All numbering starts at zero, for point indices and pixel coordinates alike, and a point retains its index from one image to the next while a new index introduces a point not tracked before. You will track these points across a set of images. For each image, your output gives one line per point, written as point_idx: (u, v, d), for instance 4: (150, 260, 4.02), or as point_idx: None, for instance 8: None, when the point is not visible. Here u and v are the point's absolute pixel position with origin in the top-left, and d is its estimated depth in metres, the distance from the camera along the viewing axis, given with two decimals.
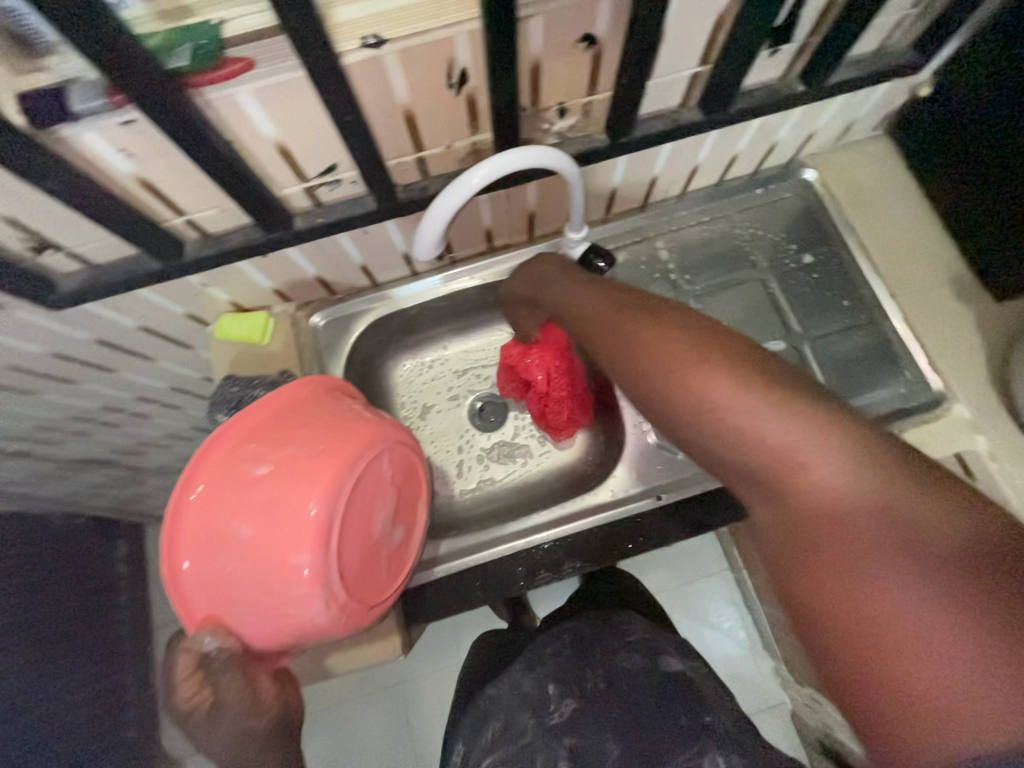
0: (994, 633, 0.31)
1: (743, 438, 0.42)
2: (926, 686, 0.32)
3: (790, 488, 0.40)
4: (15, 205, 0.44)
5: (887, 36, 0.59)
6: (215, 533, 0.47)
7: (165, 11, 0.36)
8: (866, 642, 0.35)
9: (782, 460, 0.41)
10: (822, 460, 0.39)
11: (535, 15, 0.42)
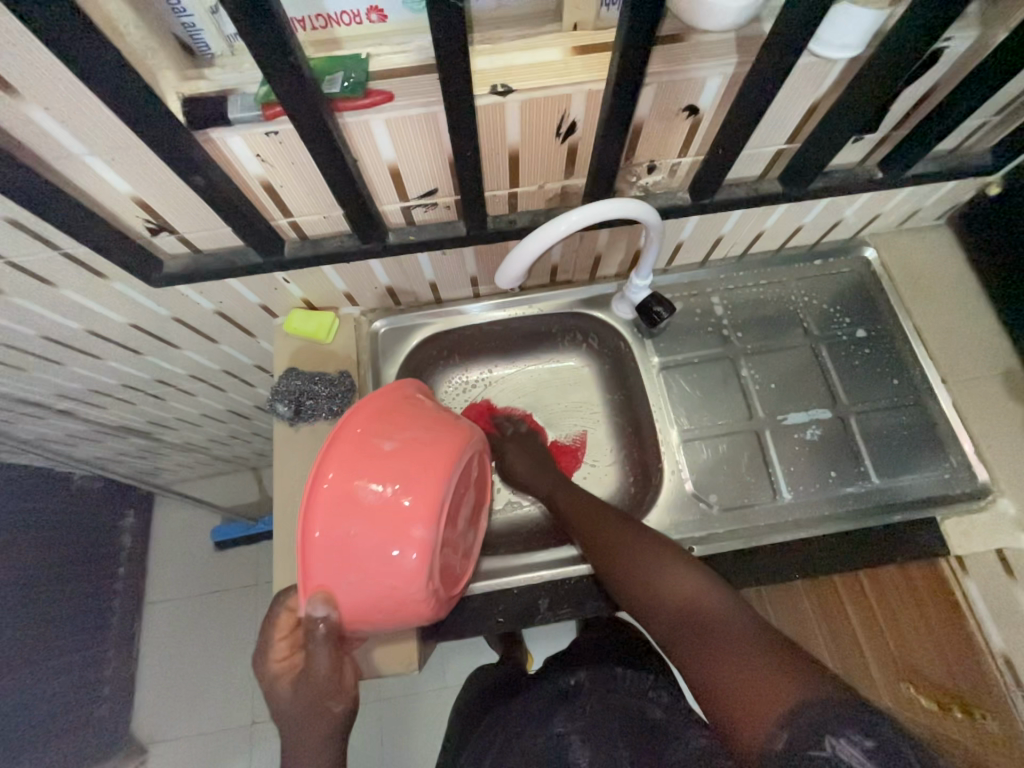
0: (768, 652, 0.43)
1: (614, 568, 0.58)
2: (737, 695, 0.41)
3: (643, 597, 0.54)
4: (150, 190, 0.49)
5: (966, 137, 0.62)
6: (348, 500, 0.49)
7: (318, 41, 0.44)
8: (725, 674, 0.43)
9: (634, 575, 0.56)
10: (659, 570, 0.55)
11: (650, 86, 0.46)
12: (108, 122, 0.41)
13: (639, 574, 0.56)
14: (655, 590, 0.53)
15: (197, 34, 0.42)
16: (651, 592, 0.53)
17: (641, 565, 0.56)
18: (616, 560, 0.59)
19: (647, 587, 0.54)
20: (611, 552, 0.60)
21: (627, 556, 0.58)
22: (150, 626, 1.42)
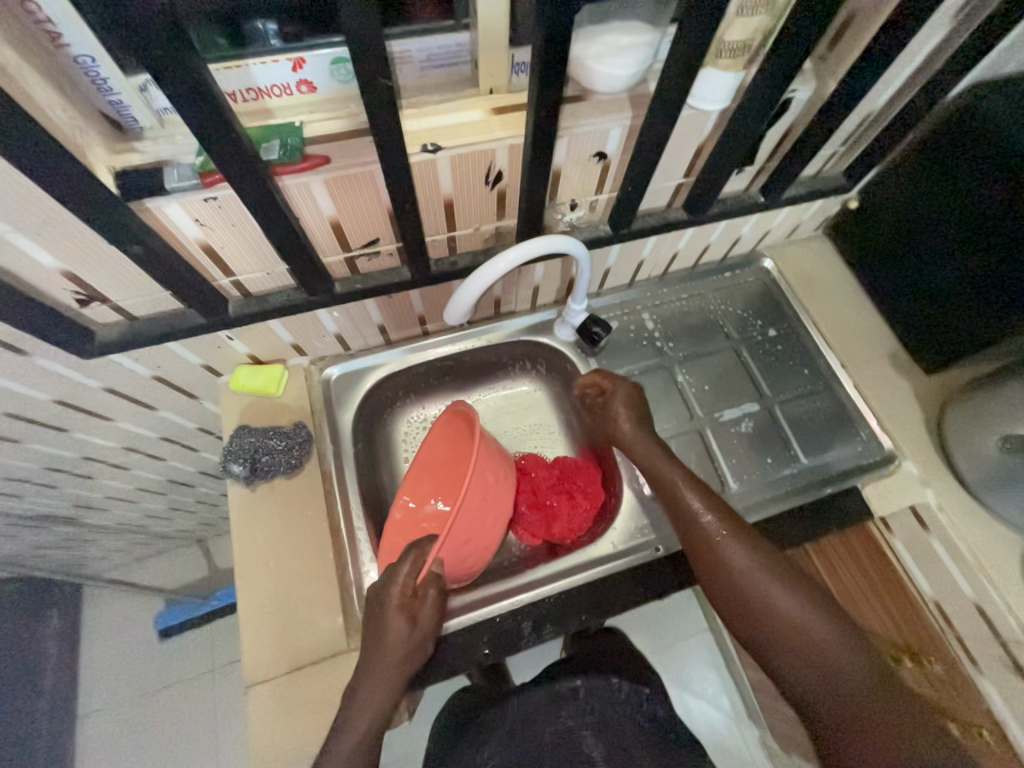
0: (898, 708, 0.49)
1: (748, 598, 0.57)
2: (862, 742, 0.48)
3: (770, 626, 0.55)
4: (81, 263, 0.48)
5: (822, 164, 0.75)
6: (481, 482, 0.64)
7: (251, 111, 0.46)
8: (866, 720, 0.49)
9: (778, 612, 0.55)
10: (786, 591, 0.56)
11: (563, 138, 0.52)
12: (36, 201, 0.40)
13: (785, 608, 0.55)
14: (808, 630, 0.54)
15: (124, 109, 0.43)
16: (793, 625, 0.54)
17: (787, 600, 0.55)
18: (750, 589, 0.57)
19: (794, 625, 0.54)
20: (750, 583, 0.57)
21: (770, 593, 0.56)
22: (88, 740, 1.24)
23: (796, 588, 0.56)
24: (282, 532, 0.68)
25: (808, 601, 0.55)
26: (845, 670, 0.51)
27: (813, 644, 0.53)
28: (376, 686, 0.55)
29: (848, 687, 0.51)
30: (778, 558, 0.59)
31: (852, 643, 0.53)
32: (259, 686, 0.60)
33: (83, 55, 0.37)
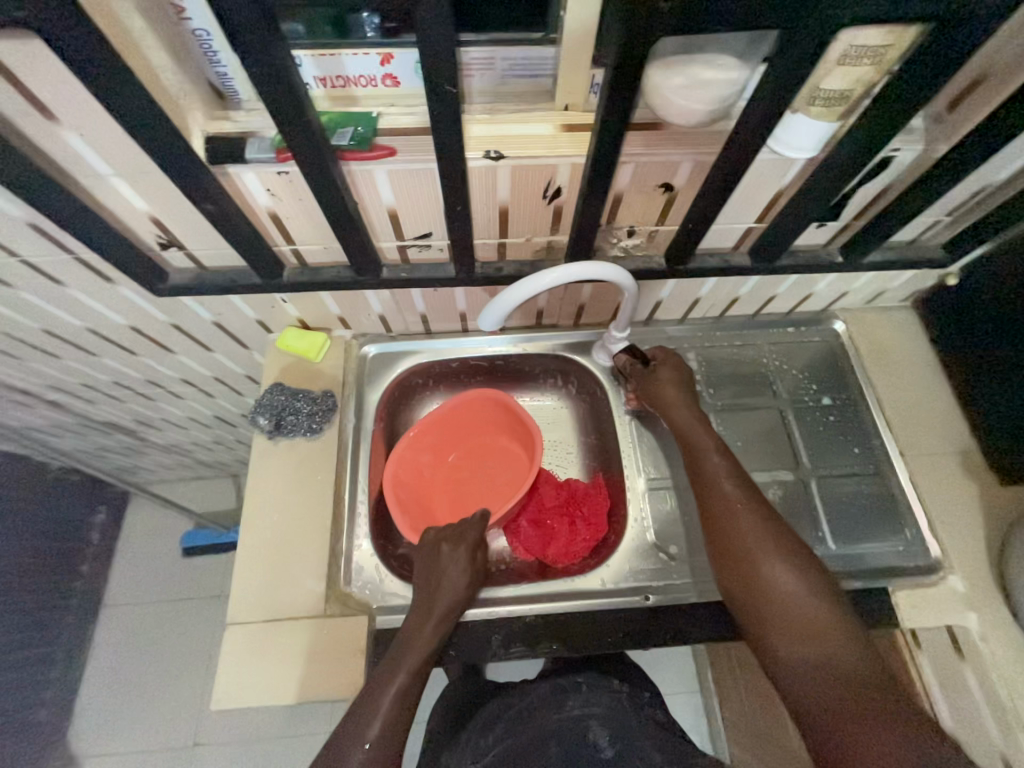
0: (901, 723, 0.44)
1: (751, 572, 0.56)
2: (853, 745, 0.44)
3: (765, 597, 0.55)
4: (165, 210, 0.53)
5: (921, 232, 0.68)
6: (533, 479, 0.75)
7: (338, 96, 0.48)
8: (860, 722, 0.45)
9: (779, 590, 0.54)
10: (803, 587, 0.54)
11: (628, 164, 0.51)
12: (136, 152, 0.45)
13: (786, 585, 0.55)
14: (807, 612, 0.53)
15: (228, 80, 0.46)
16: (792, 606, 0.53)
17: (791, 582, 0.55)
18: (756, 565, 0.56)
19: (792, 607, 0.53)
20: (756, 556, 0.57)
21: (775, 569, 0.56)
22: (105, 627, 1.39)
23: (816, 585, 0.54)
24: (291, 489, 0.72)
25: (813, 584, 0.54)
26: (842, 660, 0.49)
27: (809, 628, 0.52)
28: (419, 644, 0.58)
29: (843, 693, 0.47)
30: (804, 555, 0.57)
31: (863, 651, 0.50)
32: (239, 626, 0.64)
33: (200, 29, 0.41)
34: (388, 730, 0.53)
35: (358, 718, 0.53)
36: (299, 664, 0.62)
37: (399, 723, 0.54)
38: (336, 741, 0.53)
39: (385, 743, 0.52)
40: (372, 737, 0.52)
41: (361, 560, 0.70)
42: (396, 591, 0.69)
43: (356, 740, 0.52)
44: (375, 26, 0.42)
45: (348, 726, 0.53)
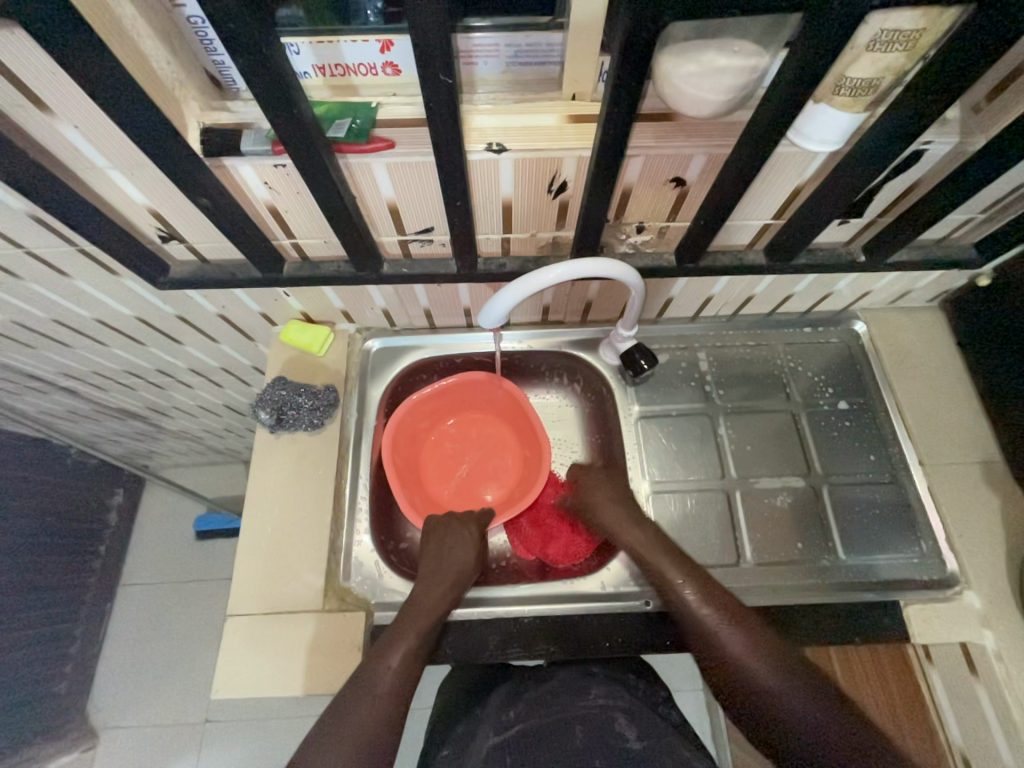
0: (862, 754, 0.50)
1: (722, 662, 0.59)
2: None
3: (733, 674, 0.58)
4: (164, 203, 0.52)
5: (952, 231, 0.64)
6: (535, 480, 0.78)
7: (338, 85, 0.46)
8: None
9: (744, 670, 0.57)
10: (756, 652, 0.58)
11: (637, 158, 0.48)
12: (130, 144, 0.44)
13: (748, 666, 0.57)
14: (770, 688, 0.56)
15: (226, 70, 0.45)
16: (762, 687, 0.56)
17: (752, 656, 0.58)
18: (716, 646, 0.59)
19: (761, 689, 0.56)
20: (720, 641, 0.59)
21: (740, 650, 0.58)
22: (121, 607, 1.43)
23: (763, 641, 0.59)
24: (292, 483, 0.72)
25: (770, 659, 0.57)
26: (808, 722, 0.53)
27: (776, 703, 0.55)
28: (413, 630, 0.60)
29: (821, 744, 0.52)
30: (744, 611, 0.61)
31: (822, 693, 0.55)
32: (239, 617, 0.65)
33: (196, 16, 0.40)
34: (386, 709, 0.55)
35: (353, 700, 0.55)
36: (297, 657, 0.63)
37: (394, 702, 0.56)
38: (330, 717, 0.54)
39: (383, 721, 0.54)
40: (368, 716, 0.54)
41: (360, 555, 0.71)
42: (394, 587, 0.70)
43: (355, 718, 0.54)
44: (377, 11, 0.40)
45: (345, 707, 0.54)
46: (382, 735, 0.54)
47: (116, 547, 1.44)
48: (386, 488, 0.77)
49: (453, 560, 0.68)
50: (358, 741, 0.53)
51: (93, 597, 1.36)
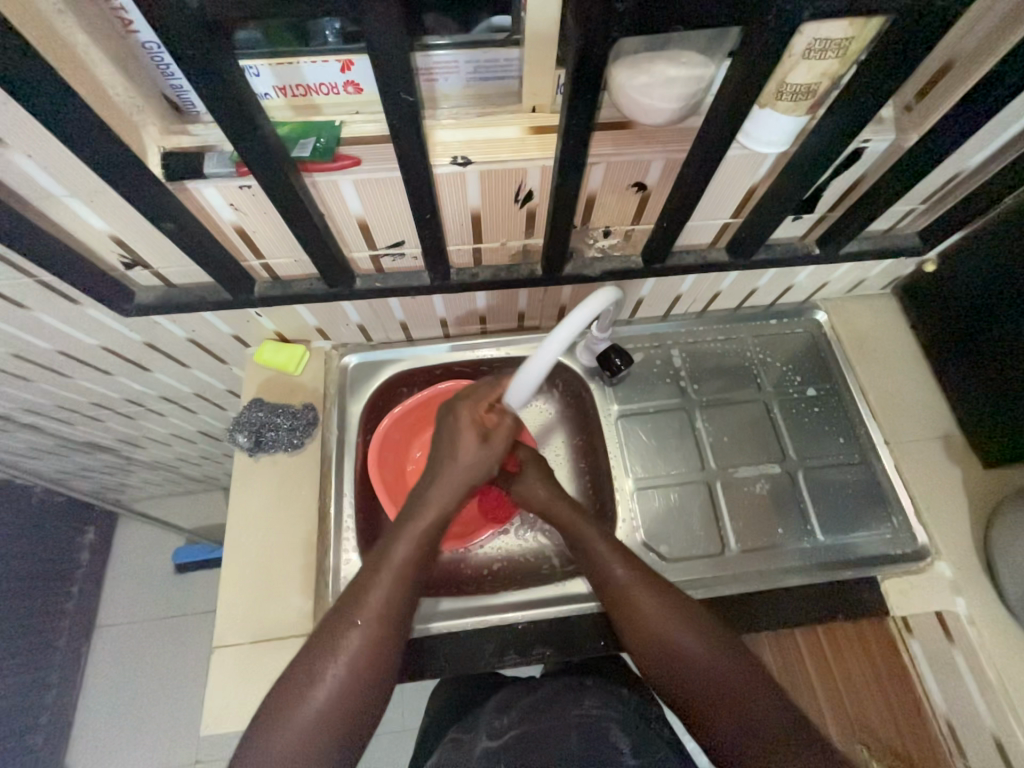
0: (737, 668, 0.54)
1: (633, 612, 0.59)
2: (758, 712, 0.52)
3: (639, 620, 0.59)
4: (126, 230, 0.51)
5: (897, 221, 0.68)
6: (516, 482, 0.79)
7: (298, 106, 0.47)
8: (742, 692, 0.53)
9: (659, 630, 0.57)
10: (660, 595, 0.60)
11: (598, 165, 0.50)
12: (89, 172, 0.44)
13: (666, 630, 0.57)
14: (683, 651, 0.56)
15: (184, 93, 0.44)
16: (677, 650, 0.56)
17: (658, 610, 0.59)
18: (626, 593, 0.61)
19: (674, 650, 0.56)
20: (643, 608, 0.59)
21: (654, 610, 0.59)
22: (97, 651, 1.36)
23: (663, 582, 0.61)
24: (274, 506, 0.70)
25: (693, 628, 0.57)
26: (718, 677, 0.54)
27: (693, 666, 0.55)
28: (388, 578, 0.56)
29: (727, 673, 0.54)
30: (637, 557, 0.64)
31: (707, 624, 0.58)
32: (225, 649, 0.63)
33: (150, 42, 0.39)
34: (373, 650, 0.53)
35: (336, 640, 0.53)
36: None
37: (381, 642, 0.53)
38: (314, 655, 0.52)
39: (371, 660, 0.52)
40: (351, 657, 0.52)
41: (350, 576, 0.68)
42: None
43: (339, 657, 0.52)
44: (335, 32, 0.40)
45: (331, 647, 0.52)
46: (369, 675, 0.52)
47: (89, 588, 1.37)
48: (371, 504, 0.76)
49: (453, 484, 0.62)
50: (343, 680, 0.51)
51: (67, 641, 1.29)
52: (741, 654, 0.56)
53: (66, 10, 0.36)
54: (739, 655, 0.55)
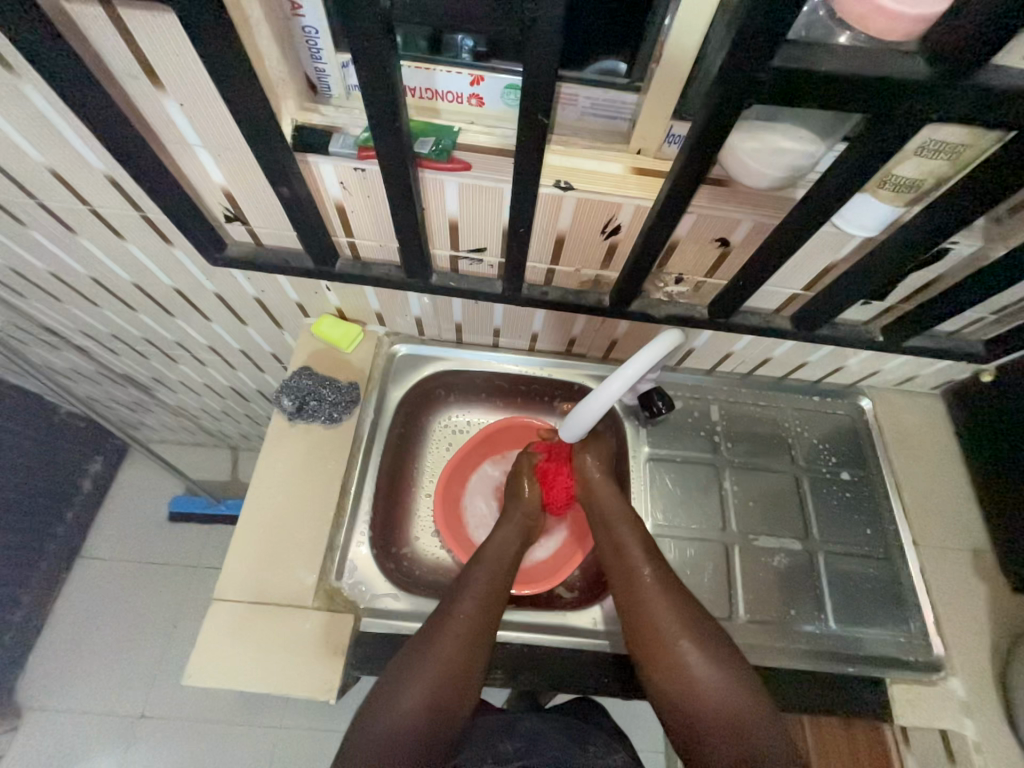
0: (733, 685, 0.58)
1: (646, 610, 0.62)
2: (744, 729, 0.57)
3: (650, 615, 0.62)
4: (239, 186, 0.55)
5: (963, 327, 0.68)
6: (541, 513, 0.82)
7: (423, 107, 0.50)
8: (732, 712, 0.57)
9: (674, 647, 0.60)
10: (672, 602, 0.62)
11: (690, 215, 0.52)
12: (226, 128, 0.47)
13: (683, 647, 0.60)
14: (689, 661, 0.60)
15: (324, 77, 0.48)
16: (692, 672, 0.59)
17: (674, 618, 0.62)
18: (642, 589, 0.64)
19: (685, 667, 0.59)
20: (657, 613, 0.62)
21: (668, 614, 0.62)
22: (74, 580, 1.37)
23: (682, 591, 0.64)
24: (300, 472, 0.71)
25: (705, 646, 0.60)
26: (719, 693, 0.58)
27: (694, 678, 0.59)
28: (474, 601, 0.63)
29: (723, 691, 0.58)
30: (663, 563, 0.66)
31: (714, 639, 0.61)
32: (223, 603, 0.63)
33: (310, 26, 0.43)
34: (454, 673, 0.59)
35: (428, 651, 0.59)
36: (277, 655, 0.61)
37: (460, 670, 0.59)
38: (412, 653, 0.60)
39: (450, 679, 0.58)
40: (436, 674, 0.58)
41: (356, 559, 0.70)
42: (385, 595, 0.69)
43: (428, 668, 0.58)
44: (469, 50, 0.44)
45: (419, 659, 0.59)
46: (455, 685, 0.59)
47: (85, 516, 1.40)
48: (389, 494, 0.77)
49: (505, 551, 0.70)
50: (428, 693, 0.57)
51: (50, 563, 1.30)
52: (738, 671, 0.60)
53: None
54: (737, 673, 0.59)
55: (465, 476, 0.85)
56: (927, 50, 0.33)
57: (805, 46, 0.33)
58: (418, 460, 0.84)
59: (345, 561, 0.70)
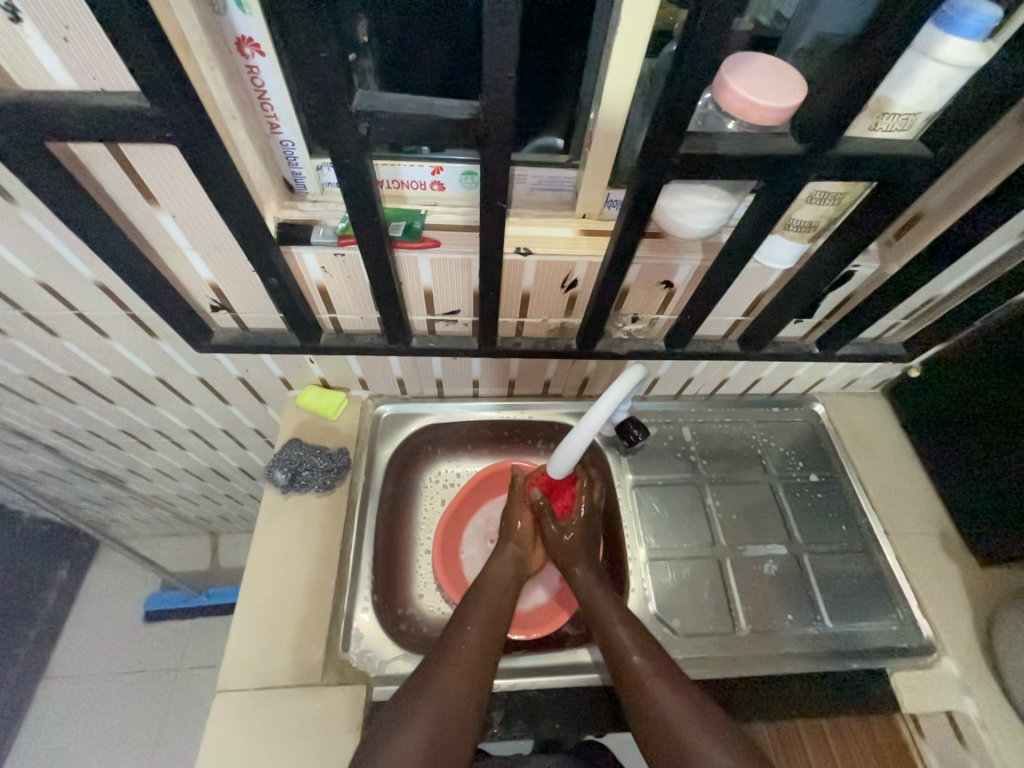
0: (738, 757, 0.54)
1: (634, 679, 0.61)
2: None
3: (638, 685, 0.60)
4: (226, 279, 0.59)
5: (883, 332, 0.78)
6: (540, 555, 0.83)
7: (391, 196, 0.57)
8: None
9: (668, 719, 0.57)
10: (658, 669, 0.61)
11: (636, 265, 0.60)
12: (216, 232, 0.52)
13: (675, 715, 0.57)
14: (687, 735, 0.56)
15: (300, 178, 0.54)
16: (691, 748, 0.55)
17: (662, 685, 0.60)
18: (627, 656, 0.63)
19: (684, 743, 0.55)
20: (643, 678, 0.60)
21: (655, 680, 0.60)
22: (39, 704, 1.25)
23: (665, 657, 0.63)
24: (297, 544, 0.72)
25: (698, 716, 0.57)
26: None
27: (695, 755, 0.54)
28: (477, 629, 0.64)
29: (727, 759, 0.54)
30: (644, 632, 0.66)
31: (705, 706, 0.58)
32: (227, 694, 0.61)
33: (288, 139, 0.50)
34: (457, 700, 0.57)
35: (431, 678, 0.58)
36: (286, 742, 0.59)
37: (463, 696, 0.57)
38: (407, 707, 0.56)
39: (449, 710, 0.56)
40: (439, 708, 0.56)
41: (361, 628, 0.69)
42: (395, 659, 0.67)
43: (426, 699, 0.56)
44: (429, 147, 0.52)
45: (422, 689, 0.58)
46: (456, 720, 0.56)
47: (49, 630, 1.29)
48: (388, 554, 0.77)
49: (502, 585, 0.72)
50: (429, 729, 0.54)
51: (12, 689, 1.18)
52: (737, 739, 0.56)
53: (240, 116, 0.45)
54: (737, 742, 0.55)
55: (461, 526, 0.86)
56: (797, 129, 0.42)
57: (704, 135, 0.42)
58: (413, 518, 0.85)
59: (351, 631, 0.69)
